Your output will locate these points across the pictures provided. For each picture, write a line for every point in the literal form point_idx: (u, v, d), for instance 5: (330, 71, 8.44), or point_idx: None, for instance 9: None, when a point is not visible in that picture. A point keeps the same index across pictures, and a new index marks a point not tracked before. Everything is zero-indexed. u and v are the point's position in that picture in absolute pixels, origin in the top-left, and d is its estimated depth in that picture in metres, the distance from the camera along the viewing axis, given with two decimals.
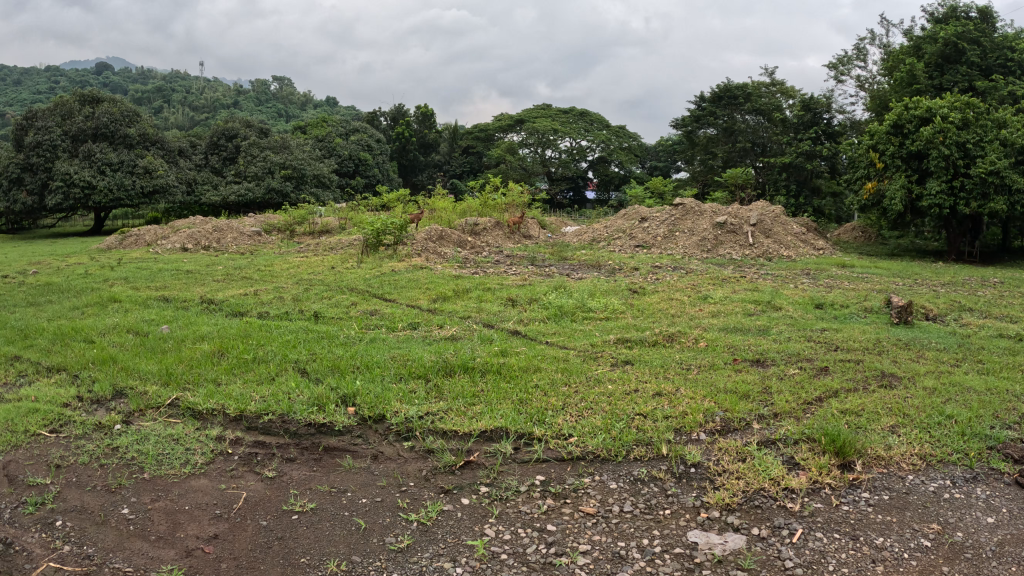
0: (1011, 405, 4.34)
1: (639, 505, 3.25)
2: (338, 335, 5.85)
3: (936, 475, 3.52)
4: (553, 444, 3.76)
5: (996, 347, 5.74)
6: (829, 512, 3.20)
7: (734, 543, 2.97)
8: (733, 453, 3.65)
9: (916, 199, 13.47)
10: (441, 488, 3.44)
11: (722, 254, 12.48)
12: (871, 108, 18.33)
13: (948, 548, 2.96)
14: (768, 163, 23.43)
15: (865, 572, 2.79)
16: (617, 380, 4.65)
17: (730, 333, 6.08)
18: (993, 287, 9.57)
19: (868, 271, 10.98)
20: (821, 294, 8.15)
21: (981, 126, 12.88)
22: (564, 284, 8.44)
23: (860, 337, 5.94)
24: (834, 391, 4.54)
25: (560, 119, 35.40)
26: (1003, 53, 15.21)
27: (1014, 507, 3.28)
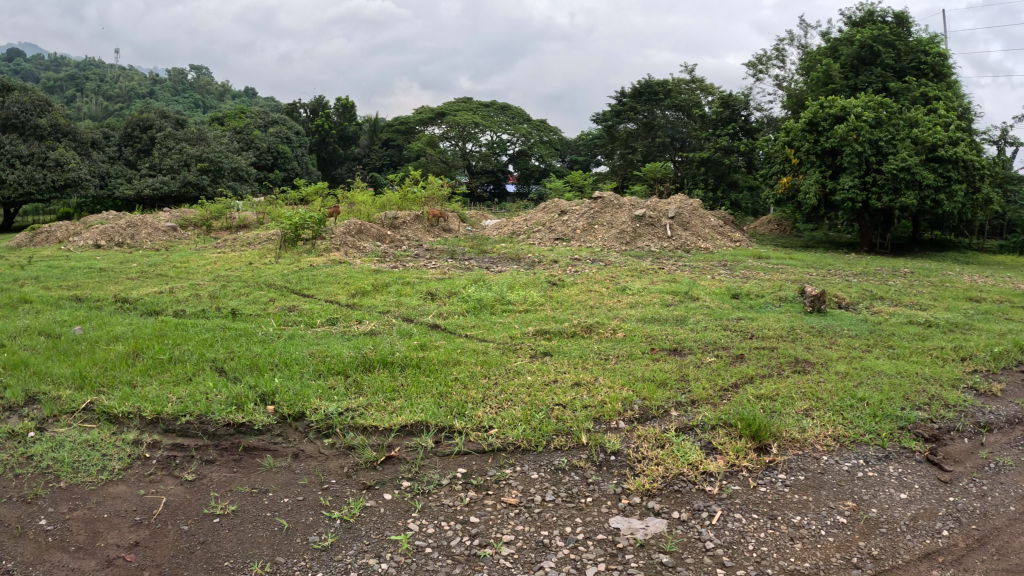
0: (919, 387, 4.62)
1: (561, 494, 3.30)
2: (256, 332, 5.70)
3: (849, 455, 3.71)
4: (473, 436, 3.77)
5: (906, 333, 6.10)
6: (748, 493, 3.33)
7: (655, 527, 3.05)
8: (651, 440, 3.74)
9: (829, 194, 14.14)
10: (362, 484, 3.40)
11: (641, 247, 12.76)
12: (788, 106, 19.13)
13: (864, 523, 3.13)
14: (686, 158, 24.11)
15: (784, 550, 2.92)
16: (536, 371, 4.70)
17: (648, 323, 6.23)
18: (900, 277, 10.14)
19: (783, 262, 11.41)
20: (737, 284, 8.41)
21: (894, 125, 13.54)
22: (483, 277, 8.44)
23: (775, 326, 6.20)
24: (749, 377, 4.73)
25: (483, 112, 35.40)
26: (916, 56, 15.95)
27: (924, 483, 3.50)
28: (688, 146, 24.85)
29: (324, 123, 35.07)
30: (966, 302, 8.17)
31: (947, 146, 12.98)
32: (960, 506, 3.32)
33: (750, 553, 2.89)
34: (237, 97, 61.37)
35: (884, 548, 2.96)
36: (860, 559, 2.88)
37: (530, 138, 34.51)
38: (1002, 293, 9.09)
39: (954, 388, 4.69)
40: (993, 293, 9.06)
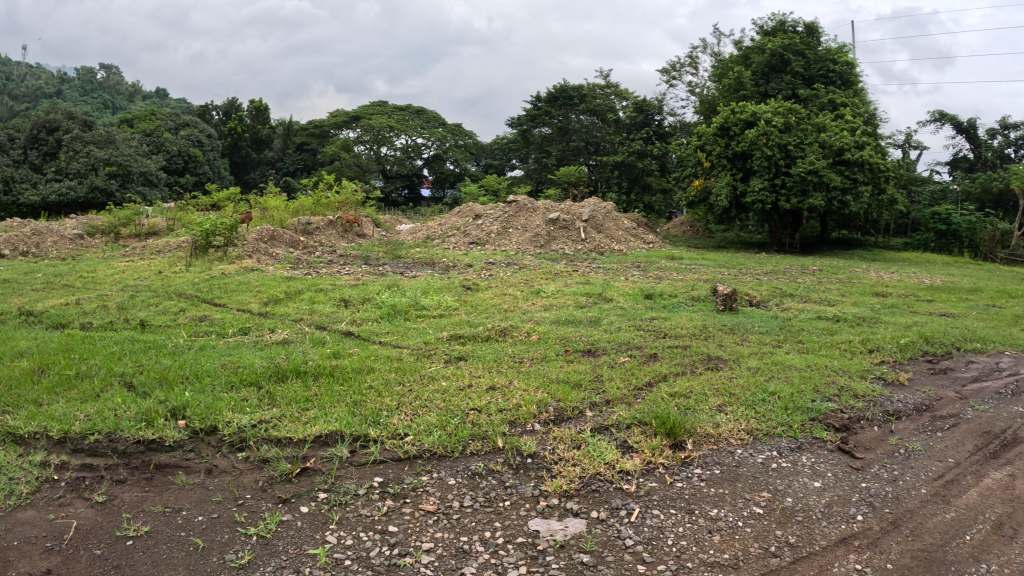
0: (828, 379, 4.84)
1: (479, 499, 3.28)
2: (166, 344, 5.46)
3: (763, 448, 3.84)
4: (389, 444, 3.71)
5: (816, 328, 6.37)
6: (665, 490, 3.39)
7: (574, 527, 3.07)
8: (567, 441, 3.77)
9: (740, 195, 14.68)
10: (278, 498, 3.30)
11: (556, 249, 12.92)
12: (701, 111, 19.78)
13: (780, 513, 3.24)
14: (601, 162, 24.58)
15: (701, 542, 2.98)
16: (451, 377, 4.68)
17: (562, 325, 6.30)
18: (809, 275, 10.60)
19: (696, 262, 11.74)
20: (650, 285, 8.60)
21: (801, 130, 14.22)
22: (397, 282, 8.37)
23: (687, 325, 6.36)
24: (663, 376, 4.84)
25: (397, 116, 34.93)
26: (825, 65, 16.75)
27: (835, 470, 3.66)
28: (603, 150, 25.33)
29: (237, 126, 34.01)
30: (868, 297, 8.62)
31: (853, 150, 13.65)
32: (869, 490, 3.48)
33: (669, 547, 2.94)
34: (149, 98, 59.00)
35: (799, 535, 3.07)
36: (777, 548, 2.97)
37: (445, 142, 34.48)
38: (901, 288, 9.66)
39: (862, 378, 4.95)
40: (895, 288, 9.62)
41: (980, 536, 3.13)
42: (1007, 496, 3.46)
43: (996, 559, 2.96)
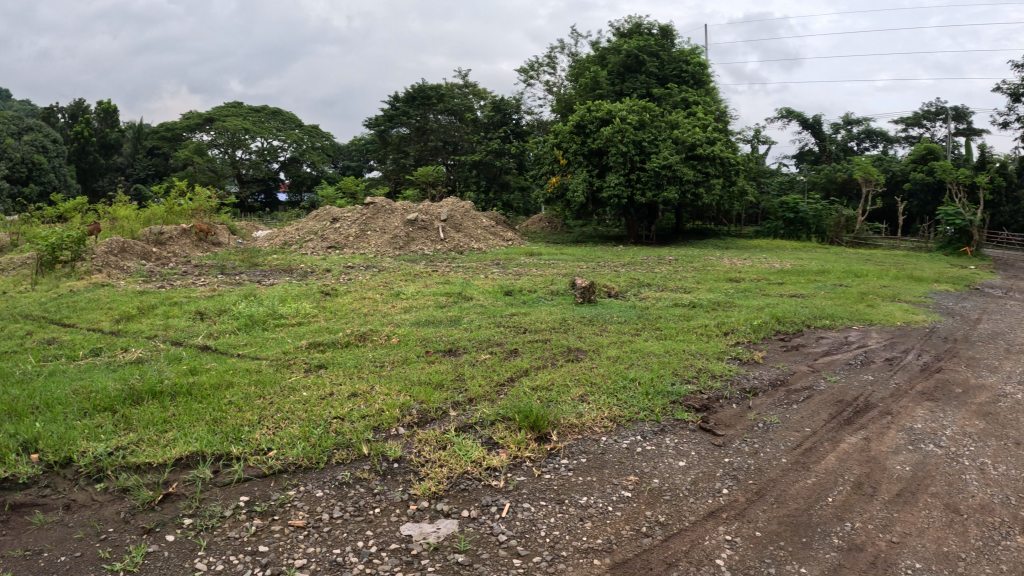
0: (686, 362, 5.24)
1: (348, 509, 3.21)
2: (11, 372, 5.01)
3: (627, 433, 4.00)
4: (252, 461, 3.58)
5: (673, 315, 6.85)
6: (533, 483, 3.44)
7: (446, 528, 3.06)
8: (432, 442, 3.77)
9: (597, 191, 15.57)
10: (142, 529, 3.09)
11: (415, 250, 13.01)
12: (559, 110, 20.50)
13: (648, 494, 3.37)
14: (459, 162, 25.10)
15: (573, 531, 3.05)
16: (312, 387, 4.57)
17: (422, 326, 6.28)
18: (665, 266, 11.18)
19: (555, 257, 12.09)
20: (509, 282, 8.74)
21: (656, 127, 15.32)
22: (254, 292, 8.12)
23: (548, 318, 6.54)
24: (524, 370, 4.95)
25: (252, 117, 33.98)
26: (679, 65, 17.78)
27: (699, 449, 3.88)
28: (460, 150, 25.85)
29: (84, 130, 31.86)
30: (723, 283, 9.51)
31: (705, 145, 14.97)
32: (732, 464, 3.74)
33: (542, 539, 2.98)
34: None
35: (668, 513, 3.21)
36: (649, 528, 3.08)
37: (302, 144, 34.65)
38: (752, 272, 11.13)
39: (720, 359, 5.45)
40: (747, 273, 10.81)
41: (844, 497, 3.50)
42: (862, 458, 3.98)
43: (859, 517, 3.34)
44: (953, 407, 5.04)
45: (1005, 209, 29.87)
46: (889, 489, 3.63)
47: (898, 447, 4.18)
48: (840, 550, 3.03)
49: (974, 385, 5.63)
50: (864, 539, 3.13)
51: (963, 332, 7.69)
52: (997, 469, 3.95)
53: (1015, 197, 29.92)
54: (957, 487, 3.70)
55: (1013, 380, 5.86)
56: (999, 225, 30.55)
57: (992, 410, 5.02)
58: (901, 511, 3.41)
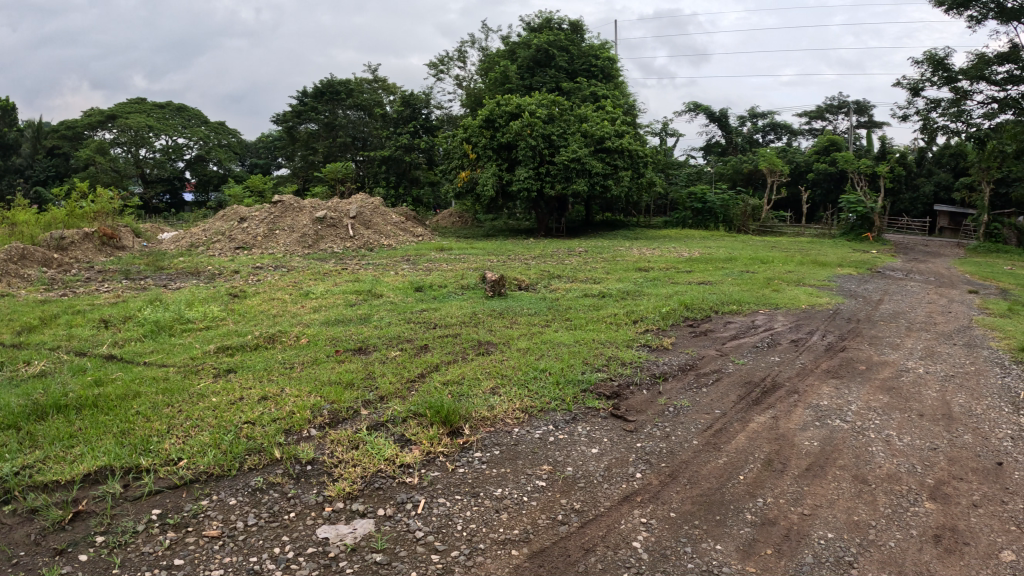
0: (595, 351, 5.52)
1: (263, 515, 3.17)
2: None
3: (539, 424, 4.14)
4: (163, 472, 3.48)
5: (583, 306, 7.29)
6: (448, 477, 3.48)
7: (362, 528, 3.06)
8: (345, 442, 3.77)
9: (506, 183, 17.57)
10: (52, 550, 2.93)
11: (324, 248, 12.97)
12: (467, 103, 22.47)
13: (562, 482, 3.48)
14: (369, 158, 26.18)
15: (491, 522, 3.10)
16: (222, 392, 4.48)
17: (333, 325, 6.27)
18: (575, 257, 12.28)
19: (464, 253, 12.61)
20: (418, 278, 8.85)
21: (564, 121, 17.71)
22: (161, 296, 7.88)
23: (457, 313, 6.70)
24: (434, 365, 5.04)
25: (157, 114, 32.86)
26: (588, 60, 21.16)
27: (612, 435, 4.05)
28: (369, 145, 27.03)
29: None
30: (632, 273, 10.24)
31: (613, 138, 17.67)
32: (645, 449, 3.90)
33: (458, 532, 3.02)
34: None
35: (581, 500, 3.32)
36: (564, 516, 3.17)
37: (208, 142, 34.07)
38: (663, 262, 11.79)
39: (630, 347, 5.75)
40: (656, 262, 11.63)
41: (753, 474, 3.67)
42: (772, 436, 4.18)
43: (769, 492, 3.50)
44: (859, 383, 5.34)
45: (902, 197, 31.97)
46: (798, 465, 3.81)
47: (806, 424, 4.40)
48: (754, 525, 3.18)
49: (878, 362, 5.98)
50: (777, 514, 3.28)
51: (864, 311, 8.17)
52: (898, 441, 4.21)
53: (912, 185, 32.03)
54: (864, 459, 3.92)
55: (914, 356, 6.27)
56: (899, 212, 32.65)
57: (894, 384, 5.38)
58: (811, 484, 3.59)
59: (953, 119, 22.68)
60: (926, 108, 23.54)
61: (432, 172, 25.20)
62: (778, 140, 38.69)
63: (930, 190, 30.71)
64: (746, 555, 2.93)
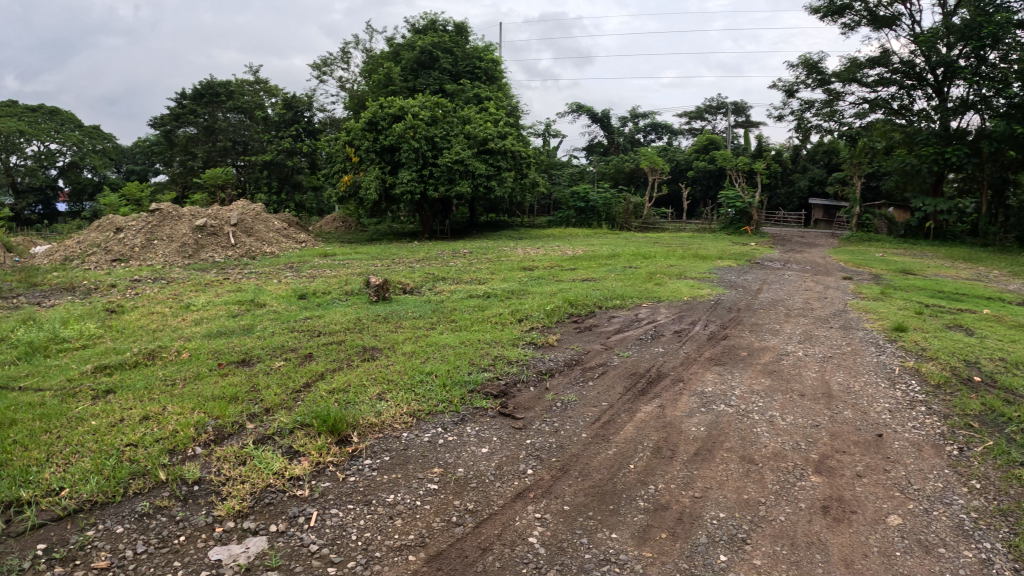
0: (480, 351, 5.58)
1: (153, 541, 2.98)
2: None
3: (427, 427, 4.16)
4: (45, 504, 3.21)
5: (466, 307, 7.36)
6: (339, 487, 3.43)
7: (256, 546, 2.94)
8: (232, 459, 3.63)
9: (389, 187, 17.52)
10: None
11: (205, 258, 12.48)
12: (350, 106, 22.18)
13: (454, 484, 3.50)
14: (250, 162, 25.45)
15: (385, 530, 3.07)
16: (102, 414, 4.21)
17: (215, 338, 6.02)
18: (459, 258, 12.38)
19: (349, 258, 12.47)
20: (302, 285, 8.65)
21: (446, 123, 18.01)
22: (32, 315, 7.28)
23: (342, 320, 6.60)
24: (320, 374, 4.94)
25: (27, 117, 30.52)
26: (472, 62, 21.69)
27: (500, 434, 4.12)
28: (250, 149, 26.25)
29: None
30: (517, 272, 10.41)
31: (495, 140, 18.54)
32: (534, 445, 3.99)
33: (352, 543, 2.97)
34: None
35: (474, 500, 3.35)
36: (459, 517, 3.19)
37: (83, 148, 32.02)
38: (547, 260, 12.05)
39: (515, 346, 5.85)
40: (541, 261, 11.87)
41: (644, 462, 3.80)
42: (658, 424, 4.35)
43: (659, 479, 3.64)
44: (741, 368, 5.64)
45: (779, 191, 33.80)
46: (687, 450, 3.97)
47: (691, 410, 4.60)
48: (647, 511, 3.28)
49: (759, 348, 6.31)
50: (669, 499, 3.41)
51: (744, 301, 8.61)
52: (781, 420, 4.47)
53: (789, 181, 34.04)
54: (750, 440, 4.14)
55: (793, 340, 6.66)
56: (776, 207, 34.53)
57: (776, 366, 5.71)
58: (701, 468, 3.75)
59: (826, 119, 24.28)
60: (801, 108, 25.08)
61: (315, 177, 25.14)
62: (659, 141, 40.56)
63: (806, 185, 32.72)
64: (642, 541, 3.03)
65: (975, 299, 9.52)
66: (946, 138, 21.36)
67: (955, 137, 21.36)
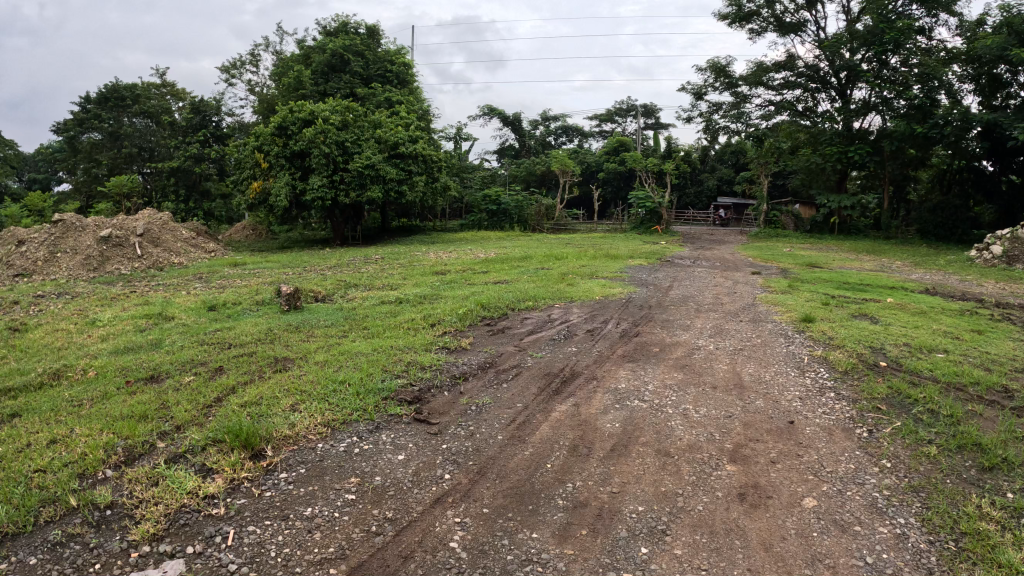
0: (393, 358, 5.53)
1: (65, 572, 2.78)
2: None
3: (342, 436, 4.09)
4: None
5: (379, 313, 7.27)
6: (255, 503, 3.32)
7: (173, 569, 2.80)
8: (143, 480, 3.45)
9: (300, 193, 17.16)
10: None
11: (111, 271, 11.85)
12: (260, 110, 21.57)
13: (372, 493, 3.45)
14: (157, 169, 24.22)
15: (304, 544, 2.99)
16: (3, 440, 3.92)
17: (122, 354, 5.72)
18: (371, 264, 12.22)
19: (261, 267, 12.13)
20: (212, 296, 8.35)
21: (357, 127, 17.85)
22: None
23: (252, 330, 6.40)
24: (231, 388, 4.77)
25: None
26: (384, 65, 21.50)
27: (416, 440, 4.10)
28: (157, 156, 24.93)
29: None
30: (429, 277, 10.36)
31: (406, 145, 18.47)
32: (451, 450, 3.98)
33: (273, 559, 2.88)
34: None
35: (394, 508, 3.31)
36: (378, 526, 3.15)
37: None
38: (459, 264, 12.05)
39: (428, 351, 5.83)
40: (452, 265, 11.84)
41: (561, 461, 3.85)
42: (574, 422, 4.42)
43: (578, 476, 3.69)
44: (655, 363, 5.79)
45: (689, 191, 34.87)
46: (603, 446, 4.05)
47: (606, 407, 4.70)
48: (567, 509, 3.33)
49: (671, 343, 6.50)
50: (588, 495, 3.46)
51: (655, 298, 8.85)
52: (696, 412, 4.62)
53: (697, 181, 35.23)
54: (665, 433, 4.26)
55: (704, 334, 6.90)
56: (685, 206, 35.71)
57: (688, 360, 5.90)
58: (618, 463, 3.84)
59: (734, 120, 25.27)
60: (709, 110, 26.01)
61: (224, 184, 24.40)
62: (570, 143, 41.38)
63: (714, 184, 33.94)
64: (563, 539, 3.07)
65: (876, 289, 10.11)
66: (850, 138, 22.61)
67: (857, 137, 22.64)
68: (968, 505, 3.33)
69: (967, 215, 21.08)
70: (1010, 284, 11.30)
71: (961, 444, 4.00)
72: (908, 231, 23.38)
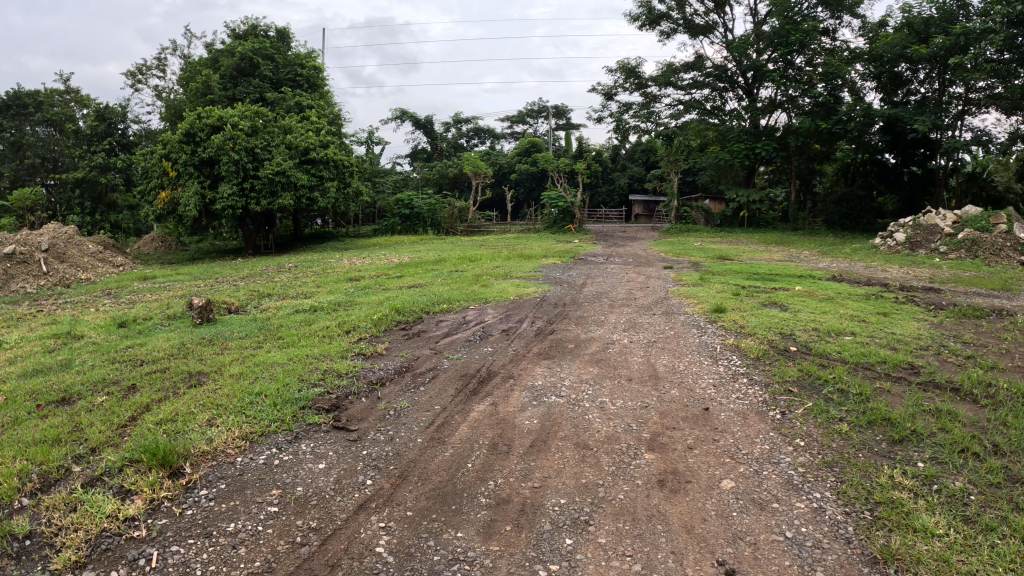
0: (310, 366, 5.53)
1: None
2: None
3: (262, 449, 4.10)
4: None
5: (293, 322, 7.22)
6: (178, 522, 3.32)
7: None
8: (62, 506, 3.39)
9: (209, 202, 16.63)
10: None
11: (17, 288, 11.17)
12: (165, 116, 20.75)
13: (296, 504, 3.50)
14: (60, 180, 23.12)
15: (232, 560, 3.02)
16: None
17: (30, 376, 5.48)
18: (283, 273, 12.02)
19: (171, 279, 11.75)
20: (122, 312, 8.07)
21: (267, 133, 17.40)
22: None
23: (165, 346, 6.25)
24: (144, 406, 4.68)
25: None
26: (294, 68, 21.04)
27: (337, 448, 4.16)
28: (61, 166, 24.24)
29: None
30: (343, 283, 10.31)
31: (316, 150, 18.18)
32: (371, 455, 4.06)
33: None
34: None
35: (318, 517, 3.38)
36: (304, 536, 3.21)
37: None
38: (372, 269, 12.05)
39: (344, 358, 5.86)
40: (366, 271, 11.80)
41: (482, 460, 4.00)
42: (493, 422, 4.57)
43: (500, 474, 3.84)
44: (570, 360, 6.01)
45: (601, 190, 35.68)
46: (522, 443, 4.22)
47: (524, 405, 4.87)
48: (490, 507, 3.48)
49: (587, 339, 6.75)
50: (509, 492, 3.63)
51: (569, 297, 9.10)
52: (612, 405, 4.87)
53: (609, 180, 36.14)
54: (583, 427, 4.47)
55: (618, 329, 7.19)
56: (597, 205, 36.52)
57: (603, 355, 6.17)
58: (537, 459, 4.02)
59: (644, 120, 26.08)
60: (619, 111, 26.76)
61: (131, 194, 23.17)
62: (482, 144, 41.76)
63: (626, 183, 34.94)
64: (488, 536, 3.22)
65: (784, 278, 10.73)
66: (755, 135, 23.68)
67: (762, 134, 23.76)
68: (880, 476, 3.68)
69: (870, 206, 22.43)
70: (910, 269, 12.19)
71: (870, 420, 4.39)
72: (811, 223, 24.69)
